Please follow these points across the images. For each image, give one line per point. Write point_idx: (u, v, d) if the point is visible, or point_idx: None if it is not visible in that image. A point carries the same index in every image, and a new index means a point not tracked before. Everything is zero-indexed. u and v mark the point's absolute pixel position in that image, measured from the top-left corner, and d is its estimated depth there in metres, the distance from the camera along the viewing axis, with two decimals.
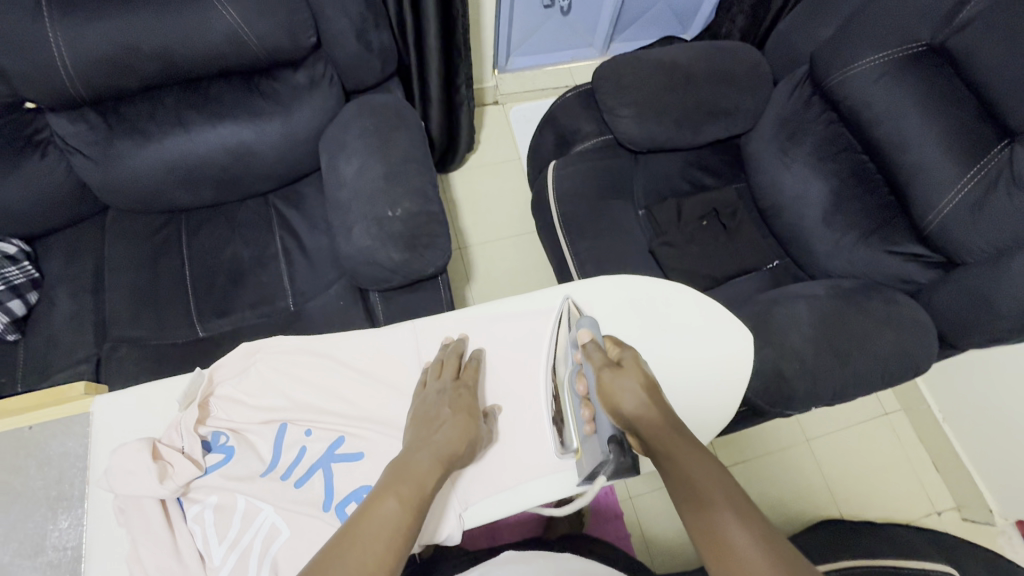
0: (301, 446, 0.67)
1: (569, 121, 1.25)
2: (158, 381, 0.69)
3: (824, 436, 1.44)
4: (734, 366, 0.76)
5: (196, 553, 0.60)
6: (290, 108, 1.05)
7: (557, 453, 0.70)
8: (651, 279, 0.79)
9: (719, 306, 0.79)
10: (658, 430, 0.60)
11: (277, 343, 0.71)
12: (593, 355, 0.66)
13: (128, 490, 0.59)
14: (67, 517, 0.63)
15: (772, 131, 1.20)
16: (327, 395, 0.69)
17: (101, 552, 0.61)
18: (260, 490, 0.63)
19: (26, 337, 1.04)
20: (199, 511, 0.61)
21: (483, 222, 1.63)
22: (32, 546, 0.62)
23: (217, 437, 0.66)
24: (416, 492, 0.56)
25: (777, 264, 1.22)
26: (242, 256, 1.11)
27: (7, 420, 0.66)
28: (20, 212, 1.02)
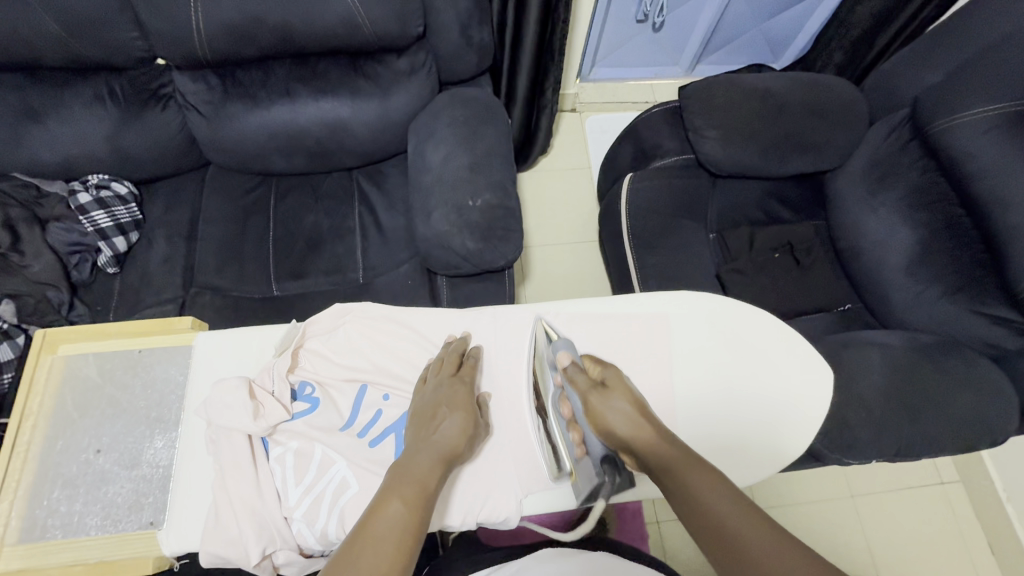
0: (377, 409, 0.70)
1: (651, 136, 1.25)
2: (255, 327, 0.73)
3: (869, 494, 1.38)
4: (814, 402, 0.73)
5: (274, 492, 0.63)
6: (388, 91, 1.10)
7: (553, 477, 0.69)
8: (733, 301, 0.78)
9: (803, 339, 0.76)
10: (655, 445, 0.61)
11: (364, 308, 0.74)
12: (577, 378, 0.67)
13: (223, 422, 0.63)
14: (163, 438, 0.69)
15: (862, 171, 1.17)
16: (408, 365, 0.72)
17: (191, 475, 0.65)
18: (338, 444, 0.66)
19: (123, 272, 1.12)
20: (281, 453, 0.65)
21: (546, 225, 1.65)
22: (130, 458, 0.68)
23: (304, 387, 0.70)
24: (418, 493, 0.56)
25: (849, 308, 1.17)
26: (322, 225, 1.16)
27: (122, 342, 0.73)
28: (135, 158, 1.11)
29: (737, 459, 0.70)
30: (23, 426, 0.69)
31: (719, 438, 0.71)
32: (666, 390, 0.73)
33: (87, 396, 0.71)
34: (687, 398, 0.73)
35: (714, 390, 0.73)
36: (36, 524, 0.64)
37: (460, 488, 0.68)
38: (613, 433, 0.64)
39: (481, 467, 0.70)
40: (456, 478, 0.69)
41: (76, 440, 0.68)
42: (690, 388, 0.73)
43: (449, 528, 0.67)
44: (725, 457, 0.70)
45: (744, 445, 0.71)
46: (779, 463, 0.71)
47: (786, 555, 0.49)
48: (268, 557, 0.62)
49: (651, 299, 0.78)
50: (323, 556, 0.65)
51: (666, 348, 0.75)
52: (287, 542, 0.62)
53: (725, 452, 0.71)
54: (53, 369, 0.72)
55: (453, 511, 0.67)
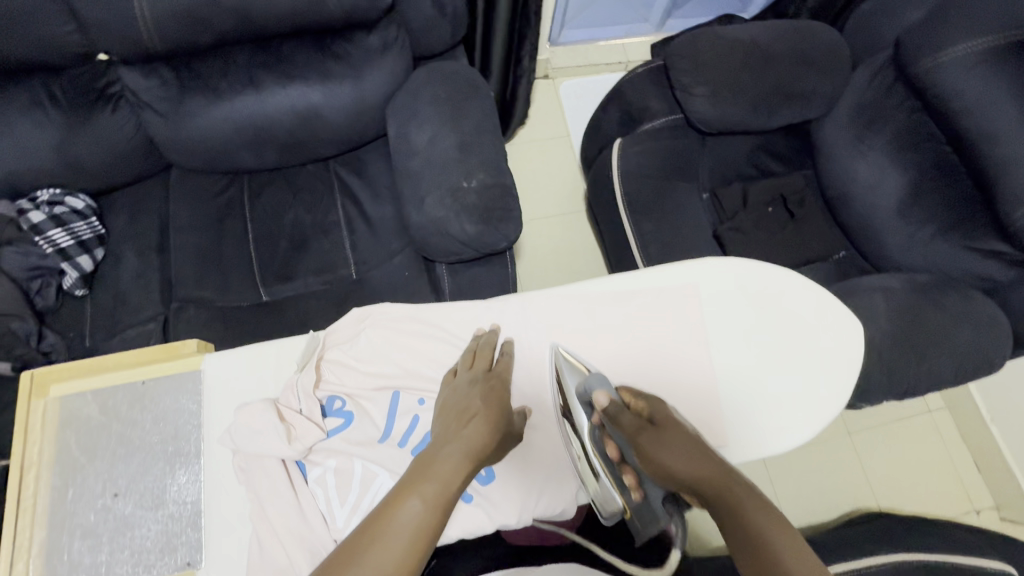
0: (414, 415, 0.66)
1: (636, 98, 1.22)
2: (269, 342, 0.69)
3: (865, 430, 1.44)
4: (850, 362, 0.72)
5: (319, 514, 0.60)
6: (361, 71, 1.02)
7: (608, 523, 0.65)
8: (753, 264, 0.76)
9: (835, 297, 0.75)
10: (732, 488, 0.55)
11: (384, 310, 0.70)
12: (622, 418, 0.63)
13: (255, 450, 0.60)
14: (186, 473, 0.64)
15: (848, 118, 1.16)
16: (437, 365, 0.69)
17: (230, 508, 0.62)
18: (378, 457, 0.64)
19: (93, 293, 1.03)
20: (321, 474, 0.62)
21: (531, 199, 1.61)
22: (152, 498, 0.63)
23: (332, 401, 0.67)
24: (440, 492, 0.52)
25: (843, 256, 1.19)
26: (306, 222, 1.10)
27: (120, 376, 0.67)
28: (90, 167, 1.01)
29: (774, 425, 0.70)
30: (25, 474, 0.63)
31: (753, 404, 0.71)
32: (699, 362, 0.72)
33: (93, 438, 0.65)
34: (720, 366, 0.73)
35: (748, 358, 0.73)
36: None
37: (507, 485, 0.68)
38: (670, 473, 0.59)
39: (528, 460, 0.69)
40: (505, 478, 0.68)
41: (89, 486, 0.63)
42: (723, 358, 0.73)
43: (505, 527, 0.67)
44: (761, 424, 0.70)
45: (782, 410, 0.71)
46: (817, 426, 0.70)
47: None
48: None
49: (670, 273, 0.75)
50: None
51: (692, 322, 0.74)
52: None
53: (762, 417, 0.71)
54: (48, 414, 0.65)
55: (508, 509, 0.67)
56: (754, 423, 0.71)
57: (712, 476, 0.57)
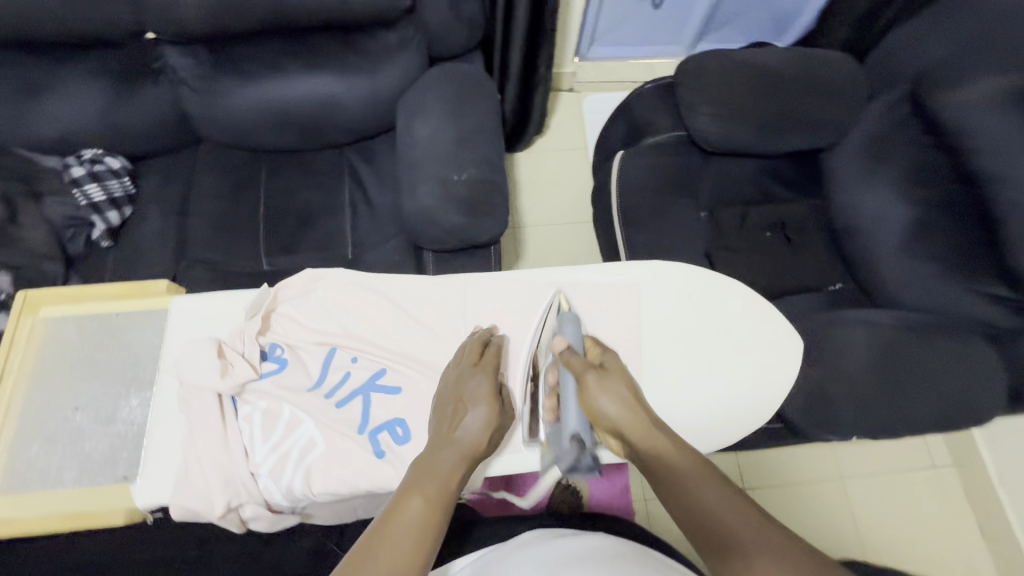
0: (346, 371, 0.72)
1: (643, 113, 1.24)
2: (228, 291, 0.75)
3: (860, 476, 1.37)
4: (779, 380, 0.75)
5: (242, 448, 0.66)
6: (378, 66, 1.09)
7: (525, 442, 0.71)
8: (698, 271, 0.79)
9: (775, 312, 0.78)
10: (646, 435, 0.63)
11: (336, 274, 0.75)
12: (572, 360, 0.66)
13: (193, 380, 0.66)
14: (138, 398, 0.71)
15: (857, 149, 1.14)
16: (376, 329, 0.73)
17: (169, 429, 0.68)
18: (304, 404, 0.69)
19: (118, 246, 1.14)
20: (250, 413, 0.67)
21: (540, 205, 1.64)
22: (105, 416, 0.70)
23: (274, 348, 0.72)
24: (439, 491, 0.58)
25: (841, 288, 1.15)
26: (313, 201, 1.17)
27: (100, 306, 0.75)
28: (131, 133, 1.12)
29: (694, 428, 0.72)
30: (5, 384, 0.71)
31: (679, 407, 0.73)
32: (632, 360, 0.74)
33: (67, 357, 0.73)
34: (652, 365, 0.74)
35: (683, 360, 0.75)
36: (16, 477, 0.67)
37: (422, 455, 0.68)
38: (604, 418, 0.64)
39: None
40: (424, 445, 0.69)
41: (54, 399, 0.70)
42: (659, 358, 0.75)
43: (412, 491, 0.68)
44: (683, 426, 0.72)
45: (708, 414, 0.73)
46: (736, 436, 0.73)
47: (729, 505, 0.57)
48: (234, 510, 0.64)
49: (616, 269, 0.78)
50: (291, 513, 0.67)
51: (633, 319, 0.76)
52: (253, 496, 0.64)
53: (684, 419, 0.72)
54: (34, 331, 0.74)
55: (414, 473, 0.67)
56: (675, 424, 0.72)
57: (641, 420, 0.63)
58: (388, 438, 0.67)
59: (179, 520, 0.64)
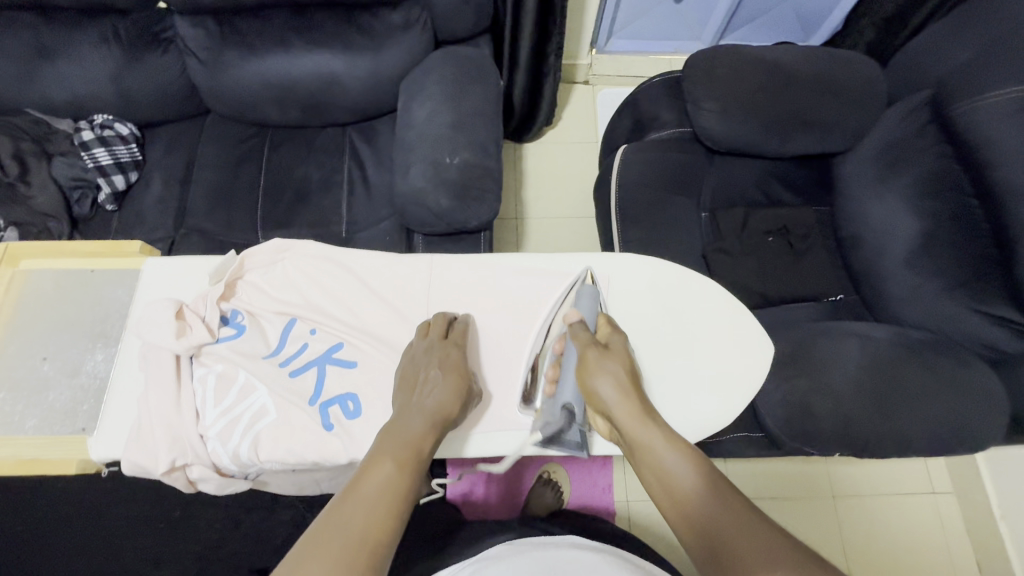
0: (304, 342, 0.72)
1: (649, 107, 1.21)
2: (197, 256, 0.76)
3: (853, 497, 1.32)
4: (745, 382, 0.75)
5: (193, 409, 0.66)
6: (381, 45, 1.09)
7: (520, 408, 0.72)
8: (672, 267, 0.79)
9: (746, 312, 0.78)
10: (633, 421, 0.62)
11: (304, 245, 0.76)
12: (580, 334, 0.68)
13: (151, 339, 0.67)
14: (102, 352, 0.74)
15: (872, 157, 1.09)
16: (338, 303, 0.74)
17: (123, 387, 0.69)
18: (260, 371, 0.69)
19: (121, 210, 1.17)
20: (204, 374, 0.68)
21: (544, 196, 1.63)
22: (71, 368, 0.73)
23: (235, 314, 0.72)
24: (410, 455, 0.57)
25: (842, 300, 1.11)
26: (312, 177, 1.18)
27: (76, 261, 0.77)
28: (139, 101, 1.15)
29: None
30: None
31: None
32: None
33: (40, 307, 0.76)
34: None
35: (650, 355, 0.75)
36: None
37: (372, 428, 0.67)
38: (599, 398, 0.64)
39: None
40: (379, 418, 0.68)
41: (26, 347, 0.74)
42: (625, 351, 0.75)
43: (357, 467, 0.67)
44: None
45: (673, 411, 0.72)
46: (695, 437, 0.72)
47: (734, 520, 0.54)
48: (180, 470, 0.65)
49: (588, 259, 0.79)
50: (242, 478, 0.68)
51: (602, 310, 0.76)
52: (200, 458, 0.65)
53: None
54: (13, 282, 0.76)
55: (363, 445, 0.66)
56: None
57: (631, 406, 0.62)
58: (339, 411, 0.68)
59: (129, 476, 0.66)
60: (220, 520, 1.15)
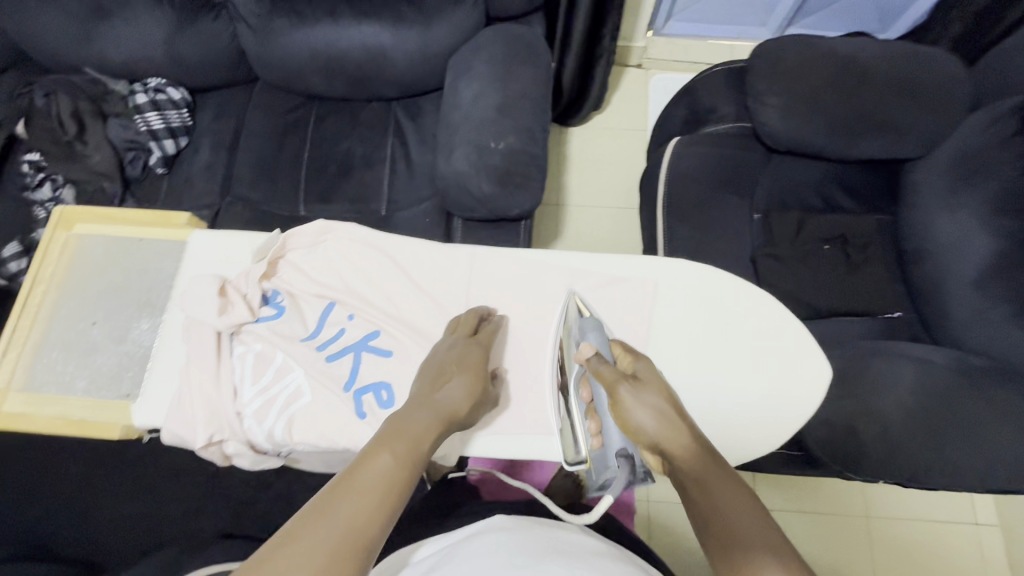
0: (341, 327, 0.73)
1: (707, 98, 1.15)
2: (242, 233, 0.77)
3: (885, 520, 1.27)
4: (796, 407, 0.71)
5: (231, 386, 0.68)
6: (431, 19, 1.06)
7: (567, 460, 0.68)
8: (725, 277, 0.75)
9: (801, 329, 0.73)
10: (680, 442, 0.54)
11: (347, 229, 0.76)
12: (605, 371, 0.62)
13: (195, 314, 0.69)
14: (148, 321, 0.76)
15: (945, 166, 1.00)
16: (378, 291, 0.74)
17: (167, 357, 0.72)
18: (297, 353, 0.70)
19: (171, 174, 1.19)
20: (243, 352, 0.70)
21: (587, 184, 1.58)
22: (118, 334, 0.75)
23: (275, 294, 0.73)
24: (411, 450, 0.53)
25: (899, 317, 1.04)
26: (355, 152, 1.17)
27: (128, 229, 0.80)
28: (191, 66, 1.15)
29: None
30: (36, 286, 0.78)
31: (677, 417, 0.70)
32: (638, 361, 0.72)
33: (92, 273, 0.79)
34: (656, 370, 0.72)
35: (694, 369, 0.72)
36: (35, 378, 0.74)
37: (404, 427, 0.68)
38: (641, 430, 0.57)
39: None
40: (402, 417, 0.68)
41: (76, 310, 0.77)
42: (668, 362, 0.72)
43: None
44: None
45: (715, 428, 0.70)
46: (733, 457, 0.71)
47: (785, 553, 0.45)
48: (216, 445, 0.67)
49: (636, 264, 0.76)
50: (274, 456, 0.69)
51: (646, 318, 0.73)
52: (237, 435, 0.67)
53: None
54: (67, 244, 0.80)
55: None
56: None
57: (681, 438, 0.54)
58: (372, 401, 0.68)
59: (169, 445, 0.68)
60: (251, 482, 1.20)
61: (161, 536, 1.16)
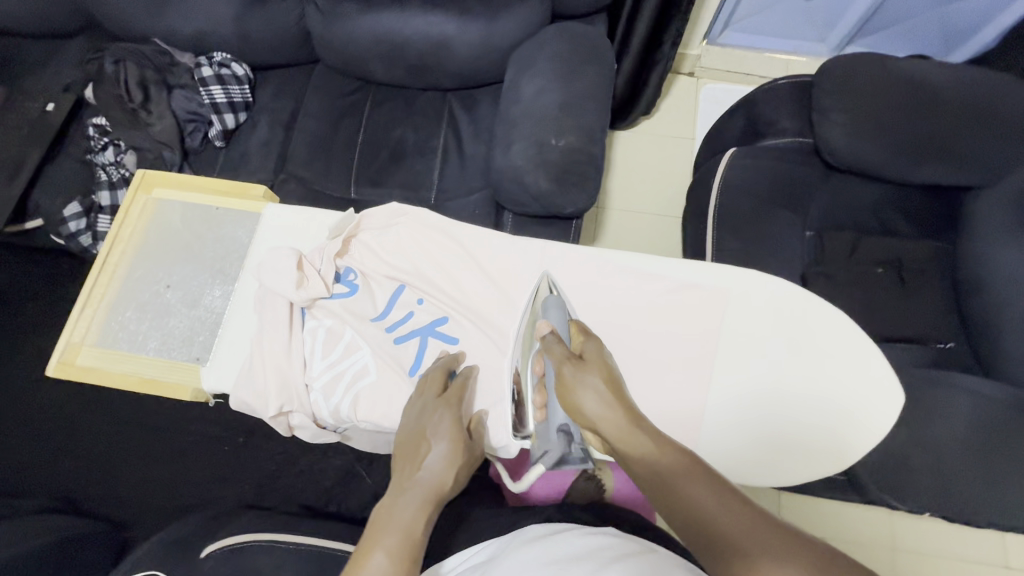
0: (410, 311, 0.75)
1: (767, 111, 1.13)
2: (318, 210, 0.78)
3: (915, 555, 1.24)
4: (867, 430, 0.70)
5: (301, 359, 0.70)
6: (498, 13, 1.06)
7: (512, 435, 0.69)
8: (795, 290, 0.74)
9: (876, 349, 0.72)
10: (619, 428, 0.57)
11: (422, 214, 0.78)
12: (555, 348, 0.64)
13: (272, 285, 0.70)
14: (220, 289, 0.79)
15: (1010, 195, 0.96)
16: (448, 277, 0.75)
17: (238, 325, 0.74)
18: (366, 332, 0.72)
19: (228, 147, 1.21)
20: (315, 327, 0.72)
21: (630, 189, 1.57)
22: (190, 300, 0.79)
23: (348, 273, 0.75)
24: (404, 541, 0.51)
25: (952, 348, 1.02)
26: (408, 139, 1.18)
27: (205, 199, 0.84)
28: (256, 43, 1.17)
29: (753, 455, 0.70)
30: (115, 247, 0.82)
31: (740, 428, 0.70)
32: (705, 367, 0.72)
33: (169, 239, 0.82)
34: (723, 379, 0.72)
35: (760, 380, 0.71)
36: (110, 334, 0.78)
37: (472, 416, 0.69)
38: (585, 415, 0.59)
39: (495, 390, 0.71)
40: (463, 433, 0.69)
41: (152, 273, 0.81)
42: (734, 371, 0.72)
43: None
44: (739, 450, 0.70)
45: (782, 441, 0.70)
46: (800, 475, 0.70)
47: (742, 514, 0.46)
48: (284, 415, 0.70)
49: (709, 271, 0.75)
50: (333, 431, 0.72)
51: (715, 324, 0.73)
52: (303, 407, 0.70)
53: (744, 443, 0.70)
54: (147, 208, 0.84)
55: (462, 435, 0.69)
56: (733, 445, 0.70)
57: (619, 417, 0.57)
58: None
59: (235, 410, 0.71)
60: (277, 456, 1.21)
61: (189, 501, 1.18)
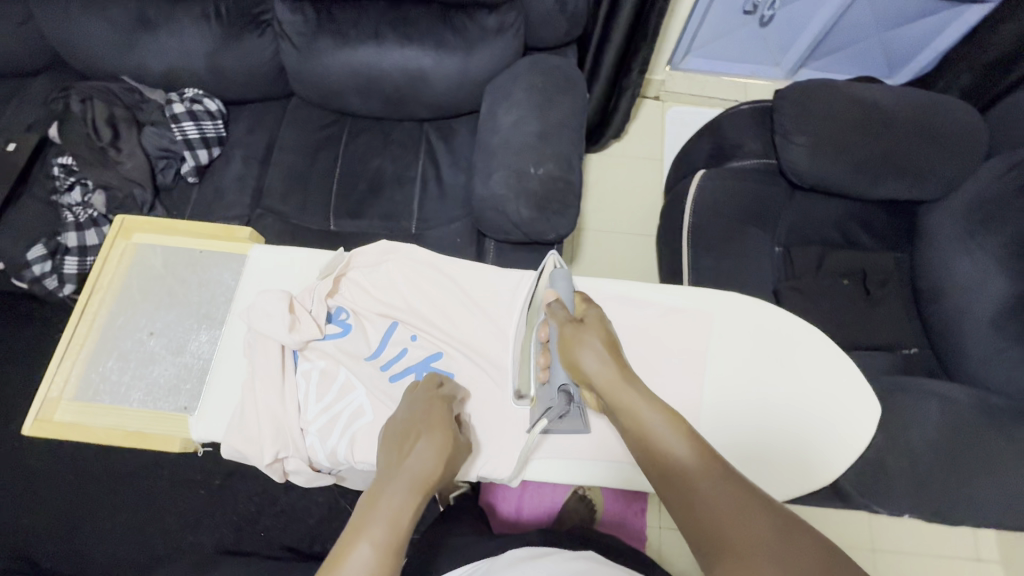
0: (404, 347, 0.75)
1: (733, 133, 1.19)
2: (308, 251, 0.79)
3: (895, 555, 1.28)
4: (847, 442, 0.74)
5: (296, 403, 0.70)
6: (473, 47, 1.09)
7: (514, 398, 0.71)
8: (777, 312, 0.78)
9: (851, 363, 0.76)
10: (620, 391, 0.58)
11: (411, 251, 0.79)
12: (557, 312, 0.66)
13: (263, 328, 0.70)
14: (207, 333, 0.78)
15: (959, 211, 1.04)
16: (440, 311, 0.76)
17: (229, 372, 0.73)
18: (361, 372, 0.72)
19: (201, 182, 1.20)
20: (308, 368, 0.71)
21: (605, 209, 1.61)
22: (176, 347, 0.78)
23: (339, 312, 0.76)
24: (390, 535, 0.49)
25: (915, 353, 1.08)
26: (386, 169, 1.18)
27: (189, 242, 0.83)
28: (229, 79, 1.17)
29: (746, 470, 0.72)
30: (94, 294, 0.80)
31: (730, 444, 0.72)
32: (697, 389, 0.74)
33: (152, 284, 0.81)
34: (713, 398, 0.74)
35: (749, 398, 0.74)
36: (90, 386, 0.75)
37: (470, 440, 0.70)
38: (585, 372, 0.61)
39: (492, 424, 0.71)
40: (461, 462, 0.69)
41: (134, 321, 0.79)
42: (725, 390, 0.75)
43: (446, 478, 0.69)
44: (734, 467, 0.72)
45: (774, 454, 0.72)
46: (796, 488, 0.71)
47: (750, 510, 0.45)
48: (280, 461, 0.69)
49: (694, 296, 0.79)
50: (329, 473, 0.72)
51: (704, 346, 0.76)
52: (298, 451, 0.69)
53: (733, 460, 0.72)
54: (126, 253, 0.83)
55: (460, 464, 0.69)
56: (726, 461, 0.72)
57: (613, 372, 0.59)
58: None
59: (227, 459, 0.69)
60: (259, 498, 1.17)
61: (167, 550, 1.13)
